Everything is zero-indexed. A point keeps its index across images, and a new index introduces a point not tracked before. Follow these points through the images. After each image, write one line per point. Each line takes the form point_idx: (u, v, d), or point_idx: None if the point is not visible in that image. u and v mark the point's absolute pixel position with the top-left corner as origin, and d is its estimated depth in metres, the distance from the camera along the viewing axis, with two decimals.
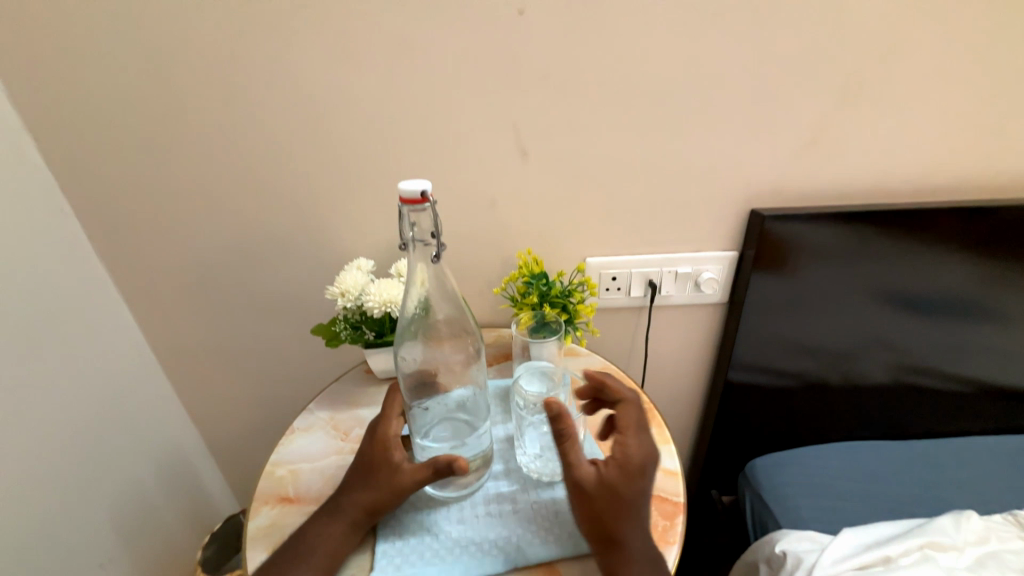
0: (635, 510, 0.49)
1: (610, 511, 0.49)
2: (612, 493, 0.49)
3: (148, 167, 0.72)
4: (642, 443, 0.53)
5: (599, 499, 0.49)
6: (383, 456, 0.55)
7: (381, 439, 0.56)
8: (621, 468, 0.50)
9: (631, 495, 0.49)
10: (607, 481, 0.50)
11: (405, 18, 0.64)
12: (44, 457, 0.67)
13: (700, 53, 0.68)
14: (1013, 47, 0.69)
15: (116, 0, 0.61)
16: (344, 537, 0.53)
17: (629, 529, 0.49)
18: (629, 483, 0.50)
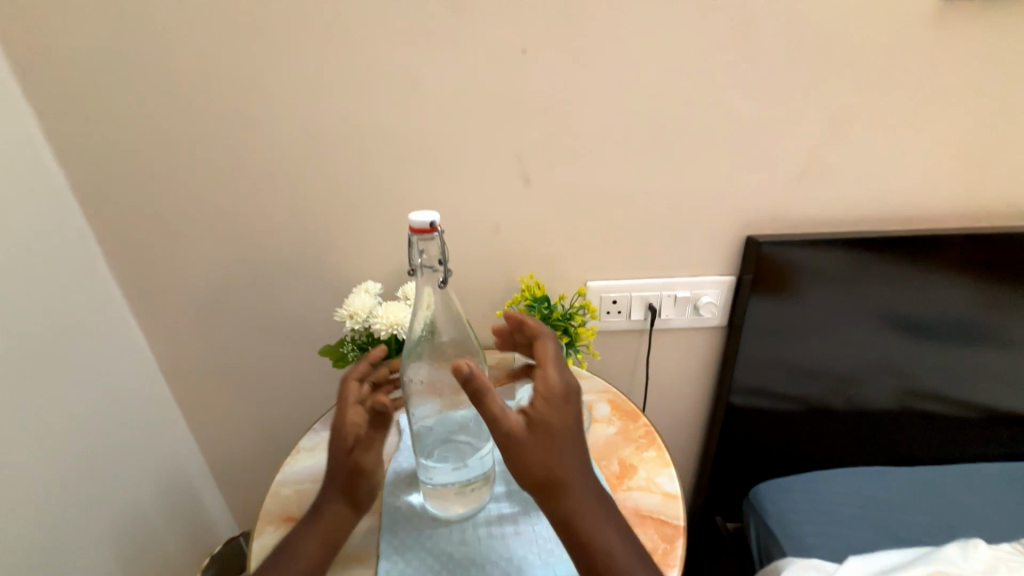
0: (568, 439, 0.50)
1: (543, 451, 0.49)
2: (543, 431, 0.49)
3: (168, 193, 0.75)
4: (560, 371, 0.55)
5: (532, 442, 0.48)
6: (347, 443, 0.59)
7: (342, 430, 0.59)
8: (548, 404, 0.51)
9: (562, 427, 0.50)
10: (535, 420, 0.50)
11: (417, 57, 0.69)
12: (52, 476, 0.68)
13: (694, 88, 0.72)
14: (992, 83, 0.73)
15: (148, 42, 0.66)
16: (334, 527, 0.57)
17: (569, 460, 0.50)
18: (557, 416, 0.51)
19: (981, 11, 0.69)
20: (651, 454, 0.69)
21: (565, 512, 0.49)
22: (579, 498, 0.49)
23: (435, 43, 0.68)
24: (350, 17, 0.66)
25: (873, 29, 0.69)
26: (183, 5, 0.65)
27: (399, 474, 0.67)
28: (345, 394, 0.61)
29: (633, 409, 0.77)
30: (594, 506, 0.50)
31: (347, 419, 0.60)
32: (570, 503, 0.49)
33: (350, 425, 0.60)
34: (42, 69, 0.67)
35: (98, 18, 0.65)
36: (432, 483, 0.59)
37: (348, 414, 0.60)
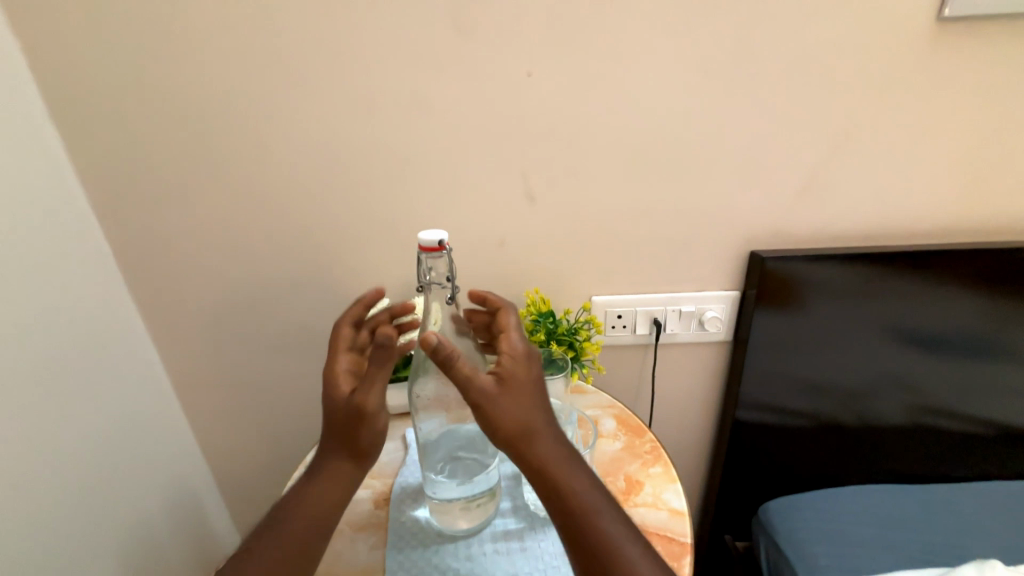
0: (535, 393, 0.51)
1: (513, 406, 0.49)
2: (510, 387, 0.50)
3: (184, 212, 0.78)
4: (521, 333, 0.56)
5: (502, 397, 0.49)
6: (336, 390, 0.56)
7: (331, 378, 0.57)
8: (512, 361, 0.52)
9: (528, 382, 0.51)
10: (503, 376, 0.51)
11: (426, 81, 0.71)
12: (63, 489, 0.69)
13: (696, 108, 0.74)
14: (990, 102, 0.74)
15: (170, 69, 0.69)
16: (333, 481, 0.56)
17: (538, 414, 0.50)
18: (521, 372, 0.52)
19: (977, 33, 0.70)
20: (658, 469, 0.69)
21: (540, 469, 0.48)
22: (552, 446, 0.49)
23: (444, 67, 0.71)
24: (363, 44, 0.69)
25: (870, 50, 0.71)
26: (204, 34, 0.68)
27: (405, 489, 0.67)
28: (334, 341, 0.61)
29: (639, 424, 0.77)
30: (569, 461, 0.49)
31: (335, 367, 0.58)
32: (544, 457, 0.49)
33: (338, 371, 0.58)
34: (69, 93, 0.70)
35: (123, 46, 0.68)
36: (438, 497, 0.59)
37: (338, 361, 0.59)
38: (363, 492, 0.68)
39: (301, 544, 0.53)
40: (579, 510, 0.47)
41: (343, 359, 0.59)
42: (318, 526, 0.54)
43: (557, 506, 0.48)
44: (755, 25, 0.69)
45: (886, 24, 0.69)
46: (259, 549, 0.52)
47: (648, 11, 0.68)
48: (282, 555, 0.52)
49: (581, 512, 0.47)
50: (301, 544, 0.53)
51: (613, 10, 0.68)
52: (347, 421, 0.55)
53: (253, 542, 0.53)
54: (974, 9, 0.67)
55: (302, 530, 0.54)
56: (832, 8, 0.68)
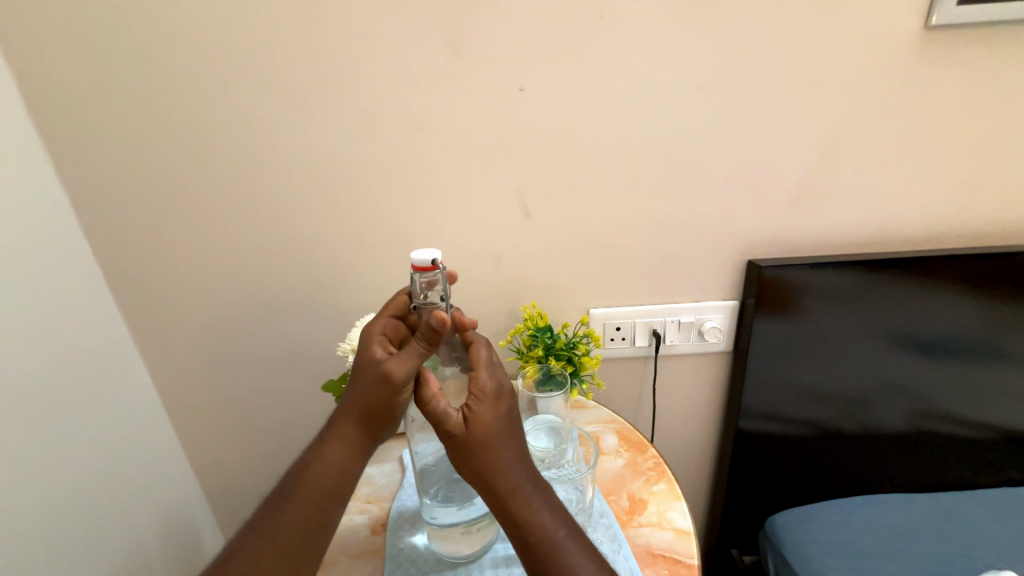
0: (505, 433, 0.50)
1: (481, 449, 0.48)
2: (478, 429, 0.48)
3: (178, 234, 0.77)
4: (492, 370, 0.51)
5: (469, 441, 0.48)
6: (368, 353, 0.53)
7: (365, 339, 0.54)
8: (479, 402, 0.49)
9: (495, 423, 0.49)
10: (470, 417, 0.49)
11: (418, 98, 0.71)
12: (52, 524, 0.67)
13: (689, 120, 0.74)
14: (980, 109, 0.75)
15: (162, 92, 0.69)
16: (346, 452, 0.52)
17: (507, 456, 0.49)
18: (489, 412, 0.49)
19: (964, 42, 0.71)
20: (661, 486, 0.68)
21: (509, 514, 0.48)
22: (520, 486, 0.49)
23: (435, 85, 0.71)
24: (355, 63, 0.69)
25: (860, 59, 0.71)
26: (196, 55, 0.68)
27: (402, 513, 0.65)
28: (388, 305, 0.57)
29: (641, 440, 0.75)
30: (539, 504, 0.49)
31: (373, 328, 0.55)
32: (513, 502, 0.48)
33: (374, 333, 0.55)
34: (61, 116, 0.70)
35: (115, 68, 0.68)
36: (436, 523, 0.57)
37: (379, 323, 0.56)
38: (360, 517, 0.66)
39: (313, 521, 0.51)
40: (545, 556, 0.47)
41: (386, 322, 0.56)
42: (330, 501, 0.52)
43: (526, 551, 0.47)
44: (746, 37, 0.69)
45: (874, 34, 0.70)
46: (267, 529, 0.50)
47: (639, 26, 0.69)
48: (293, 529, 0.50)
49: (550, 558, 0.47)
50: (313, 519, 0.51)
51: (604, 25, 0.68)
52: (370, 391, 0.51)
53: (260, 519, 0.51)
54: (961, 18, 0.68)
55: (313, 506, 0.51)
56: (821, 19, 0.69)
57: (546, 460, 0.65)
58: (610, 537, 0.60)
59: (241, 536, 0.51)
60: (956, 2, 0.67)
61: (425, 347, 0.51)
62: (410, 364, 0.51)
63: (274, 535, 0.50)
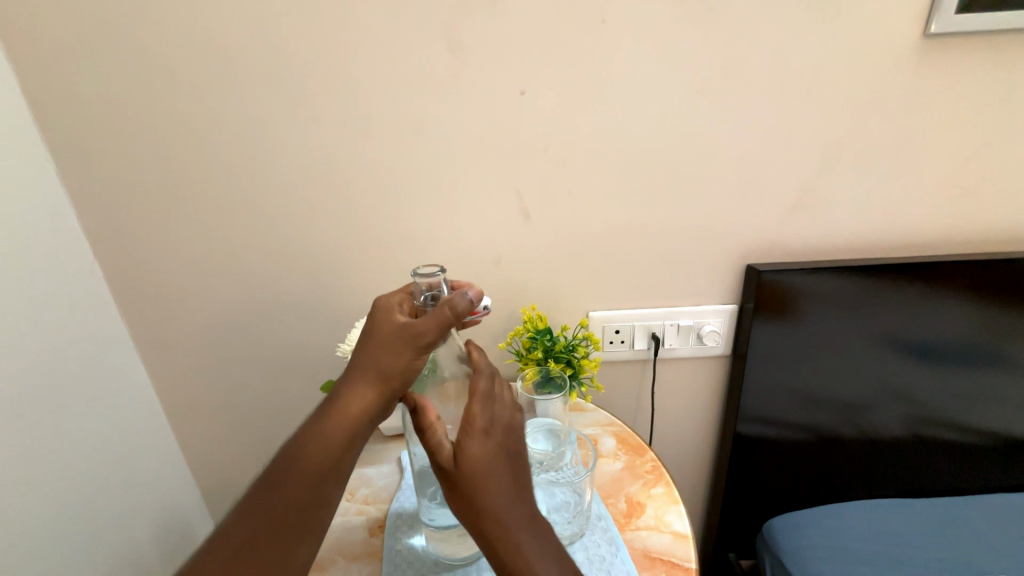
0: (493, 473, 0.48)
1: (467, 487, 0.47)
2: (464, 466, 0.47)
3: (177, 232, 0.77)
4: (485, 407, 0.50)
5: (456, 477, 0.48)
6: (391, 315, 0.54)
7: (384, 306, 0.56)
8: (468, 438, 0.48)
9: (483, 462, 0.48)
10: (458, 453, 0.48)
11: (421, 99, 0.72)
12: (50, 524, 0.67)
13: (689, 126, 0.74)
14: (979, 118, 0.75)
15: (164, 90, 0.69)
16: (349, 422, 0.51)
17: (494, 495, 0.47)
18: (476, 449, 0.48)
19: (963, 50, 0.71)
20: (659, 490, 0.68)
21: (497, 554, 0.46)
22: (507, 524, 0.47)
23: (437, 86, 0.71)
24: (358, 66, 0.69)
25: (860, 65, 0.72)
26: (199, 56, 0.68)
27: (400, 514, 0.65)
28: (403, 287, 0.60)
29: (639, 443, 0.75)
30: (528, 547, 0.46)
31: (390, 301, 0.57)
32: (500, 544, 0.46)
33: (392, 303, 0.57)
34: (61, 112, 0.70)
35: (116, 66, 0.68)
36: (433, 524, 0.57)
37: (395, 298, 0.58)
38: (358, 519, 0.66)
39: (309, 499, 0.50)
40: None
41: (403, 296, 0.58)
42: (329, 478, 0.50)
43: None
44: (747, 43, 0.70)
45: (874, 43, 0.71)
46: (262, 505, 0.49)
47: (641, 32, 0.69)
48: (289, 507, 0.49)
49: None
50: (310, 496, 0.50)
51: (605, 31, 0.69)
52: (391, 349, 0.52)
53: (252, 501, 0.50)
54: (960, 26, 0.68)
55: (309, 484, 0.50)
56: (822, 25, 0.69)
57: (544, 463, 0.64)
58: (608, 540, 0.60)
59: (233, 516, 0.50)
60: (955, 11, 0.68)
61: (452, 314, 0.52)
62: (438, 326, 0.52)
63: (270, 510, 0.49)
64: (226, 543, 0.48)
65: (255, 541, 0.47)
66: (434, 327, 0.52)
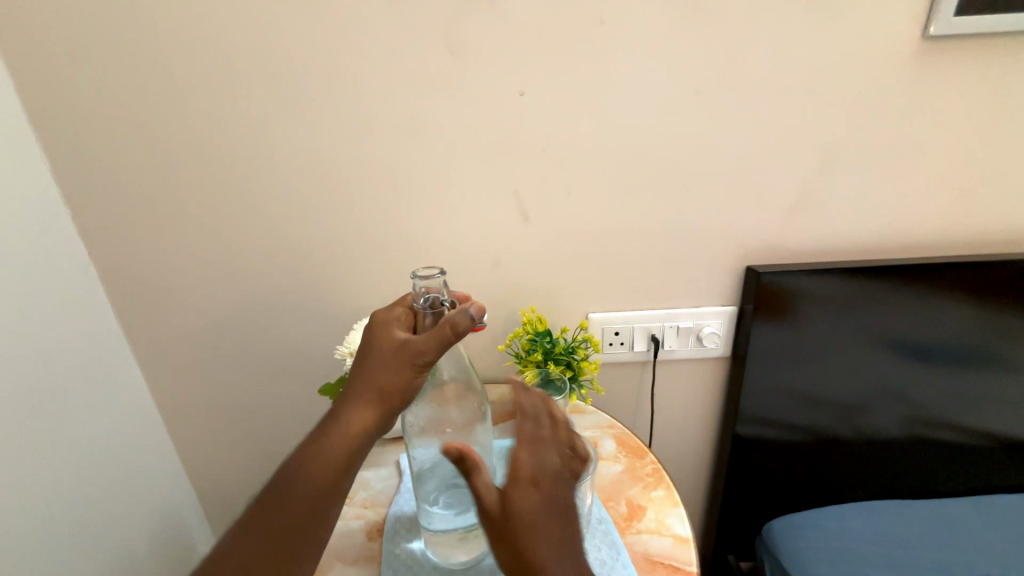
0: (541, 527, 0.43)
1: (516, 540, 0.42)
2: (510, 517, 0.43)
3: (173, 233, 0.77)
4: (534, 451, 0.46)
5: (501, 527, 0.43)
6: (390, 332, 0.53)
7: (383, 321, 0.55)
8: (516, 486, 0.44)
9: (530, 516, 0.43)
10: (505, 501, 0.43)
11: (419, 100, 0.71)
12: (46, 529, 0.66)
13: (689, 127, 0.74)
14: (977, 120, 0.75)
15: (161, 90, 0.69)
16: (349, 440, 0.50)
17: (541, 552, 0.42)
18: (523, 500, 0.43)
19: (962, 51, 0.71)
20: (659, 492, 0.67)
21: None
22: None
23: (436, 87, 0.71)
24: (357, 66, 0.69)
25: (858, 67, 0.72)
26: (196, 54, 0.67)
27: (399, 518, 0.65)
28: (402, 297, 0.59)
29: (639, 445, 0.75)
30: None
31: (389, 314, 0.56)
32: None
33: (391, 316, 0.56)
34: (57, 113, 0.69)
35: (112, 66, 0.67)
36: (432, 529, 0.56)
37: (394, 310, 0.56)
38: (356, 523, 0.65)
39: (307, 518, 0.49)
40: None
41: (402, 308, 0.57)
42: (328, 497, 0.50)
43: None
44: (746, 44, 0.70)
45: (873, 44, 0.71)
46: (258, 524, 0.49)
47: (641, 33, 0.69)
48: (287, 527, 0.49)
49: None
50: (308, 515, 0.49)
51: (604, 31, 0.69)
52: (392, 368, 0.52)
53: (250, 519, 0.49)
54: (958, 28, 0.69)
55: (307, 503, 0.49)
56: (821, 27, 0.69)
57: None
58: (609, 544, 0.60)
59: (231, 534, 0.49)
60: (953, 13, 0.68)
61: (452, 332, 0.49)
62: (439, 346, 0.50)
63: (267, 533, 0.48)
64: (223, 566, 0.47)
65: (253, 564, 0.47)
66: (434, 345, 0.50)
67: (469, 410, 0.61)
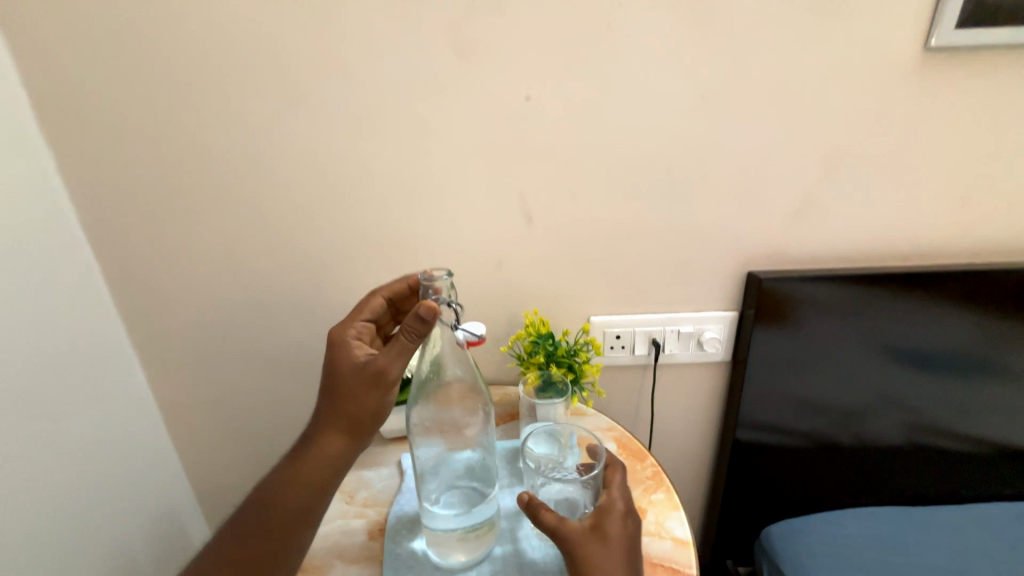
0: (622, 556, 0.51)
1: (596, 562, 0.50)
2: (600, 539, 0.51)
3: (177, 230, 0.77)
4: (621, 492, 0.56)
5: (583, 550, 0.50)
6: (349, 353, 0.58)
7: (340, 341, 0.59)
8: (606, 515, 0.53)
9: (619, 542, 0.51)
10: (593, 527, 0.52)
11: (425, 101, 0.72)
12: (43, 524, 0.66)
13: (692, 132, 0.75)
14: (978, 129, 0.76)
15: (166, 88, 0.69)
16: (325, 462, 0.57)
17: (617, 575, 0.49)
18: (613, 528, 0.52)
19: (962, 63, 0.72)
20: (660, 496, 0.68)
21: None
22: None
23: (443, 90, 0.71)
24: (363, 66, 0.70)
25: (861, 76, 0.73)
26: (202, 54, 0.68)
27: (400, 518, 0.65)
28: (358, 311, 0.62)
29: (640, 448, 0.76)
30: None
31: (346, 332, 0.60)
32: None
33: (349, 335, 0.60)
34: (62, 109, 0.69)
35: (119, 64, 0.68)
36: (433, 529, 0.56)
37: (352, 328, 0.61)
38: (357, 521, 0.66)
39: (289, 530, 0.57)
40: None
41: (358, 325, 0.61)
42: (307, 513, 0.57)
43: None
44: (749, 53, 0.71)
45: (874, 54, 0.72)
46: (248, 531, 0.57)
47: (647, 38, 0.70)
48: (271, 537, 0.56)
49: None
50: (291, 527, 0.57)
51: (611, 37, 0.69)
52: (355, 388, 0.56)
53: (241, 523, 0.58)
54: (958, 40, 0.70)
55: (289, 516, 0.57)
56: (823, 36, 0.70)
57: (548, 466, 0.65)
58: None
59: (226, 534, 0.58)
60: (954, 25, 0.69)
61: (406, 348, 0.54)
62: (399, 363, 0.55)
63: (248, 549, 0.56)
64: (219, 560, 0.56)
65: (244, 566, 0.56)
66: (391, 360, 0.55)
67: (473, 411, 0.61)
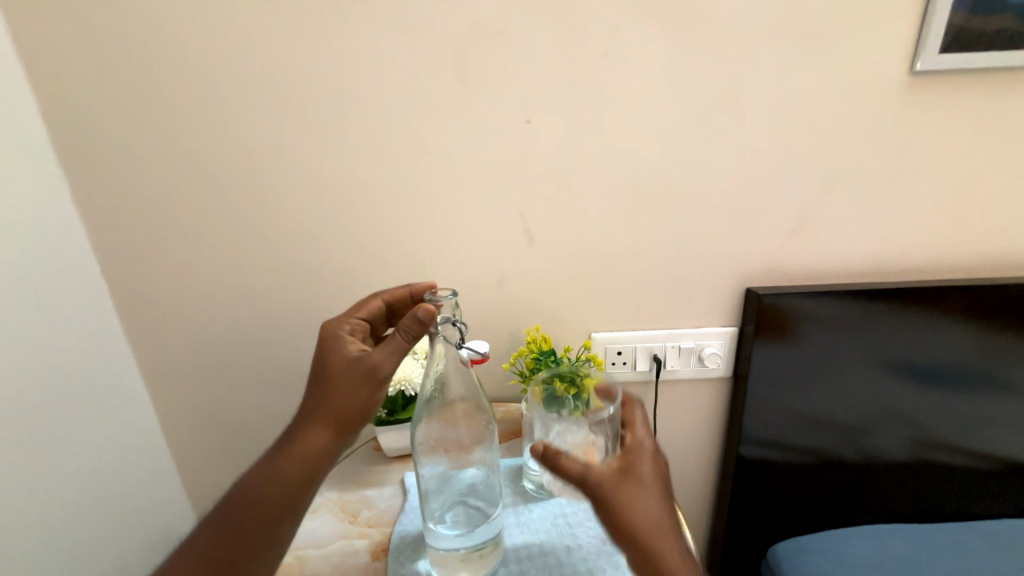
0: (654, 489, 0.52)
1: (630, 499, 0.50)
2: (631, 479, 0.51)
3: (183, 250, 0.78)
4: (644, 432, 0.56)
5: (616, 491, 0.50)
6: (343, 347, 0.59)
7: (334, 336, 0.59)
8: (633, 454, 0.53)
9: (650, 477, 0.52)
10: (622, 470, 0.52)
11: (429, 126, 0.74)
12: (36, 544, 0.66)
13: (687, 153, 0.77)
14: (966, 148, 0.78)
15: (177, 114, 0.72)
16: (307, 458, 0.56)
17: (652, 505, 0.51)
18: (641, 466, 0.53)
19: (947, 86, 0.75)
20: None
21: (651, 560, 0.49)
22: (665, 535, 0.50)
23: (445, 114, 0.74)
24: (368, 93, 0.72)
25: (850, 99, 0.75)
26: (213, 82, 0.71)
27: (404, 538, 0.64)
28: (354, 309, 0.62)
29: None
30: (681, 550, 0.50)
31: (341, 328, 0.60)
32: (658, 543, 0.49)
33: (343, 331, 0.60)
34: (76, 134, 0.72)
35: (132, 92, 0.70)
36: (437, 549, 0.56)
37: (346, 324, 0.61)
38: (360, 542, 0.65)
39: (265, 528, 0.55)
40: None
41: (353, 322, 0.61)
42: (285, 511, 0.55)
43: None
44: (739, 77, 0.73)
45: (861, 78, 0.74)
46: (222, 529, 0.55)
47: (642, 65, 0.73)
48: (247, 534, 0.54)
49: None
50: (268, 525, 0.55)
51: (607, 64, 0.72)
52: (347, 382, 0.57)
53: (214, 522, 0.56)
54: (942, 65, 0.72)
55: (266, 515, 0.55)
56: (810, 61, 0.73)
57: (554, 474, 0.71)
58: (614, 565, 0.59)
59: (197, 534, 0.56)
60: (938, 51, 0.72)
61: (403, 342, 0.56)
62: (393, 359, 0.57)
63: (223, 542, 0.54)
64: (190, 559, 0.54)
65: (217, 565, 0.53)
66: (387, 354, 0.56)
67: (477, 429, 0.62)
